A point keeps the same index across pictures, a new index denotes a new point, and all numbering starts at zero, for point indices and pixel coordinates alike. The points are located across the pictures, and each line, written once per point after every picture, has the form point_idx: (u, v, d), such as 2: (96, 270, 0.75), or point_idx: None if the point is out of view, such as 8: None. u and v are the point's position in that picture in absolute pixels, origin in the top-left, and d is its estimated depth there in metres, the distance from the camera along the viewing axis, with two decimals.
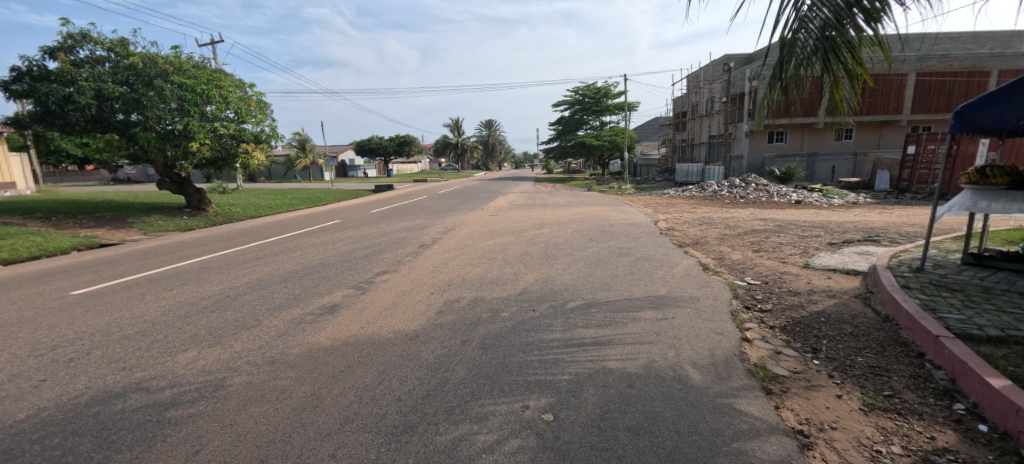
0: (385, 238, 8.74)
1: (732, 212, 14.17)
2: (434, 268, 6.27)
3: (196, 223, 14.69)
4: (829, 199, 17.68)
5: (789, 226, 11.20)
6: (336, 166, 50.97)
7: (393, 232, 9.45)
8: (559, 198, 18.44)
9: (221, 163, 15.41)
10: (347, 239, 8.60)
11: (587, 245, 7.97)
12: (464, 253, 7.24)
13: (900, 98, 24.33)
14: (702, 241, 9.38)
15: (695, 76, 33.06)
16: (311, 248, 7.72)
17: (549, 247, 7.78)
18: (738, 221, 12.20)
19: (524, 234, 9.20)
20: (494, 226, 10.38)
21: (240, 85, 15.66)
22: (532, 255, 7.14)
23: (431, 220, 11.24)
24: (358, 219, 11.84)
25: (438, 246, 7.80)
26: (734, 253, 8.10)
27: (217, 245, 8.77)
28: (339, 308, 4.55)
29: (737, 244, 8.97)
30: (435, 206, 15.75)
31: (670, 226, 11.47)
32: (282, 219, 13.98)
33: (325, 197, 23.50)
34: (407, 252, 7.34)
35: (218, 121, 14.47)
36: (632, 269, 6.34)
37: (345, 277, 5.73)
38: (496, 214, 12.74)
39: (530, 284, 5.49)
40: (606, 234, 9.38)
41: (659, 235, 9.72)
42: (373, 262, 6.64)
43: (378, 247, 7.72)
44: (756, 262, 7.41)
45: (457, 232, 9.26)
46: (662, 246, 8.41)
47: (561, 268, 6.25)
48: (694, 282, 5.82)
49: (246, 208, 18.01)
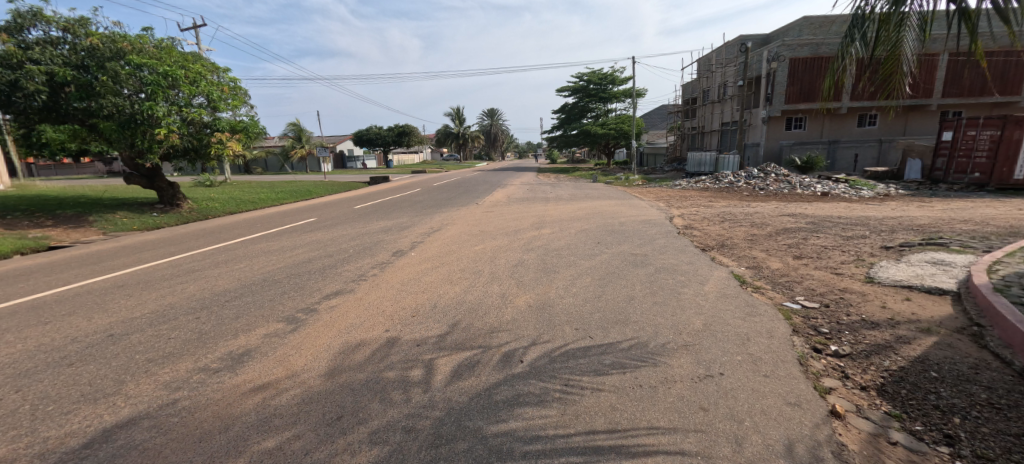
0: (356, 242, 7.43)
1: (755, 207, 12.75)
2: (402, 286, 4.94)
3: (165, 220, 13.49)
4: (858, 191, 16.15)
5: (825, 224, 9.76)
6: (336, 157, 49.89)
7: (368, 234, 8.13)
8: (563, 191, 17.01)
9: (194, 154, 14.13)
10: (311, 244, 7.32)
11: (593, 252, 6.63)
12: (444, 263, 5.95)
13: (931, 80, 22.48)
14: (729, 243, 8.00)
15: (707, 59, 31.29)
16: (262, 257, 6.45)
17: (548, 254, 6.47)
18: (765, 217, 10.79)
19: (520, 236, 7.88)
20: (487, 225, 9.07)
21: (213, 70, 14.34)
22: (526, 265, 5.82)
23: (416, 218, 9.92)
24: (336, 218, 10.57)
25: (416, 254, 6.49)
26: (771, 261, 6.70)
27: (161, 250, 7.52)
28: (248, 359, 3.23)
29: (772, 247, 7.57)
30: (426, 200, 14.42)
31: (688, 224, 10.08)
32: (255, 217, 12.73)
33: (316, 191, 22.20)
34: (376, 262, 6.03)
35: (189, 108, 13.12)
36: (651, 286, 4.99)
37: (280, 302, 4.43)
38: (491, 210, 11.40)
39: (521, 312, 4.17)
40: (616, 235, 8.01)
41: (678, 236, 8.35)
42: (328, 277, 5.34)
43: (342, 256, 6.43)
44: (802, 273, 6.05)
45: (442, 235, 7.93)
46: (682, 250, 7.07)
47: (562, 286, 4.94)
48: (736, 306, 4.48)
49: (225, 204, 16.74)
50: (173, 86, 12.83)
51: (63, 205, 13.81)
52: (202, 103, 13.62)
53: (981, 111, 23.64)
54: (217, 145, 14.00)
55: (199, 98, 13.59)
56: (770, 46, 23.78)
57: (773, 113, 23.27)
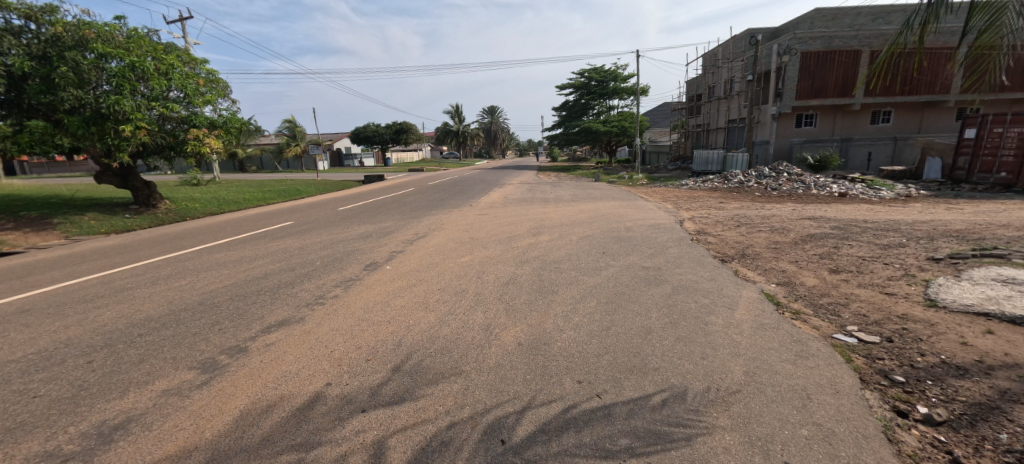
0: (326, 251, 6.51)
1: (770, 209, 11.86)
2: (367, 312, 4.04)
3: (138, 223, 12.57)
4: (878, 191, 15.20)
5: (852, 230, 8.87)
6: (332, 155, 49.02)
7: (344, 241, 7.24)
8: (564, 191, 16.14)
9: (170, 151, 13.23)
10: (275, 253, 6.41)
11: (598, 265, 5.71)
12: (422, 279, 5.04)
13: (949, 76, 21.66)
14: (751, 252, 7.08)
15: (712, 54, 30.30)
16: (211, 271, 5.52)
17: (545, 268, 5.55)
18: (784, 221, 9.88)
19: (515, 244, 6.97)
20: (479, 230, 8.15)
21: (187, 61, 13.36)
22: (518, 283, 4.91)
23: (403, 223, 9.04)
24: (316, 221, 9.69)
25: (392, 268, 5.56)
26: (805, 275, 5.78)
27: (106, 260, 6.62)
28: (125, 436, 2.32)
29: (801, 258, 6.65)
30: (418, 201, 13.54)
31: (701, 229, 9.18)
32: (234, 219, 11.86)
33: (307, 190, 21.29)
34: (342, 278, 5.13)
35: (160, 102, 12.21)
36: (670, 313, 4.06)
37: (204, 338, 3.50)
38: (486, 213, 10.51)
39: (507, 353, 3.24)
40: (623, 243, 7.11)
41: (693, 244, 7.45)
42: (278, 299, 4.42)
43: (304, 270, 5.51)
44: (846, 292, 5.11)
45: (427, 243, 7.05)
46: (700, 262, 6.15)
47: (561, 313, 4.01)
48: (780, 342, 3.56)
49: (207, 204, 15.86)
50: (141, 78, 11.88)
51: (29, 205, 12.90)
52: (175, 96, 12.71)
53: (999, 108, 22.77)
54: (194, 141, 13.09)
55: (172, 91, 12.70)
56: (780, 39, 22.82)
57: (784, 109, 22.30)
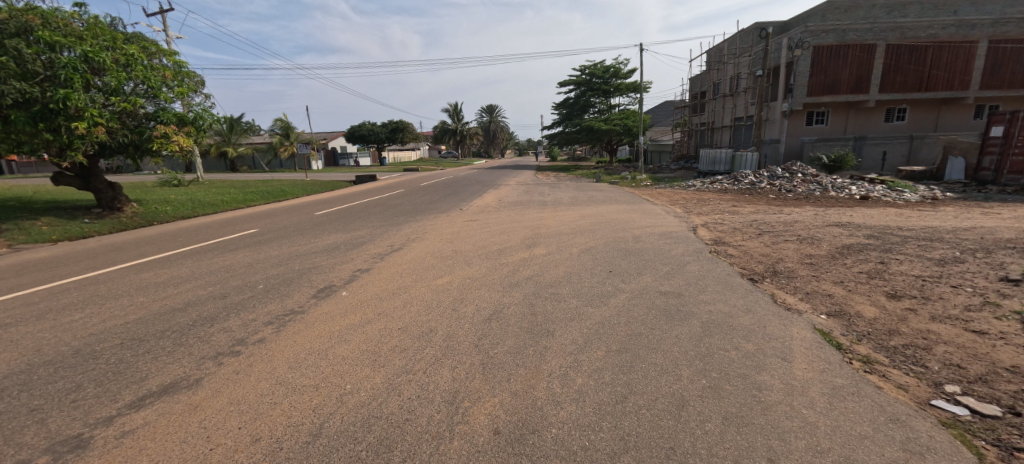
0: (276, 270, 5.41)
1: (790, 213, 10.80)
2: (294, 368, 2.97)
3: (97, 228, 11.45)
4: (901, 193, 14.17)
5: (891, 239, 7.81)
6: (326, 154, 47.95)
7: (306, 255, 6.18)
8: (564, 193, 15.07)
9: (134, 150, 12.13)
10: (214, 273, 5.30)
11: (606, 290, 4.61)
12: (382, 312, 3.96)
13: (968, 70, 20.71)
14: (784, 269, 5.98)
15: (717, 50, 29.22)
16: (122, 301, 4.42)
17: (539, 294, 4.45)
18: (810, 229, 8.81)
19: (504, 259, 5.87)
20: (464, 241, 7.04)
21: (154, 53, 12.26)
22: (503, 318, 3.82)
23: (379, 231, 7.94)
24: (286, 228, 8.65)
25: (349, 295, 4.45)
26: (860, 303, 4.71)
27: (15, 280, 5.52)
28: None
29: (846, 276, 5.59)
30: (405, 204, 12.48)
31: (718, 238, 8.10)
32: (203, 223, 10.84)
33: (292, 190, 20.24)
34: (281, 310, 4.04)
35: (120, 96, 11.10)
36: (706, 370, 2.97)
37: (41, 421, 2.42)
38: (475, 218, 9.43)
39: (474, 453, 2.14)
40: (632, 258, 6.04)
41: (713, 258, 6.37)
42: (181, 346, 3.33)
43: (237, 298, 4.40)
44: (921, 328, 4.03)
45: (401, 257, 5.98)
46: (728, 284, 5.06)
47: (557, 372, 2.91)
48: (874, 424, 2.46)
49: (180, 206, 14.80)
50: (97, 70, 10.75)
51: None
52: (138, 89, 11.60)
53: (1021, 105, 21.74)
54: (161, 139, 11.98)
55: (134, 85, 11.56)
56: (791, 33, 21.75)
57: (795, 106, 21.23)
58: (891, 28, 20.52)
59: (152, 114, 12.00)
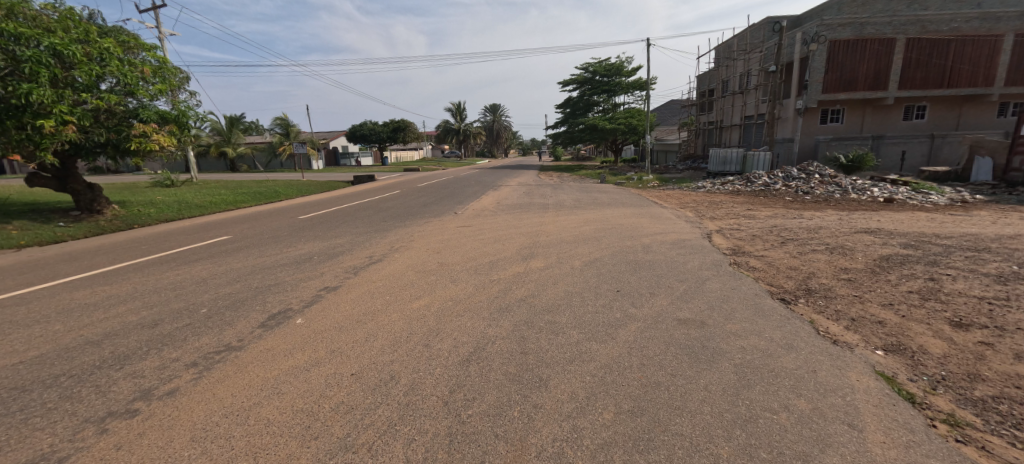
0: (231, 288, 4.67)
1: (812, 218, 9.98)
2: (198, 441, 2.22)
3: (70, 233, 10.76)
4: (927, 196, 13.27)
5: (931, 250, 6.98)
6: (326, 154, 47.40)
7: (271, 268, 5.45)
8: (567, 195, 14.28)
9: (113, 150, 11.46)
10: (157, 293, 4.55)
11: (613, 318, 3.83)
12: (337, 349, 3.21)
13: (993, 65, 19.74)
14: (819, 288, 5.18)
15: (727, 46, 28.31)
16: (33, 330, 3.68)
17: (532, 323, 3.68)
18: (837, 237, 7.98)
19: (495, 275, 5.09)
20: (453, 251, 6.29)
21: (133, 47, 11.59)
22: (484, 359, 3.05)
23: (361, 239, 7.18)
24: (263, 234, 7.94)
25: (304, 323, 3.70)
26: (919, 335, 3.91)
27: None
28: None
29: (893, 297, 4.79)
30: (398, 207, 11.73)
31: (736, 247, 7.29)
32: (180, 227, 10.15)
33: (286, 191, 19.59)
34: (214, 345, 3.30)
35: (94, 92, 10.43)
36: (752, 448, 2.19)
37: None
38: (469, 224, 8.66)
39: None
40: (643, 273, 5.27)
41: (735, 272, 5.58)
42: (65, 403, 2.58)
43: (169, 327, 3.65)
44: (1008, 372, 3.23)
45: (379, 272, 5.24)
46: (758, 308, 4.27)
47: (548, 452, 2.14)
48: None
49: (165, 208, 14.14)
50: (68, 65, 10.06)
51: None
52: (114, 85, 10.93)
53: None
54: (140, 138, 11.26)
55: (110, 81, 10.87)
56: (805, 27, 20.84)
57: (810, 103, 20.32)
58: (911, 22, 19.58)
59: (131, 111, 11.31)
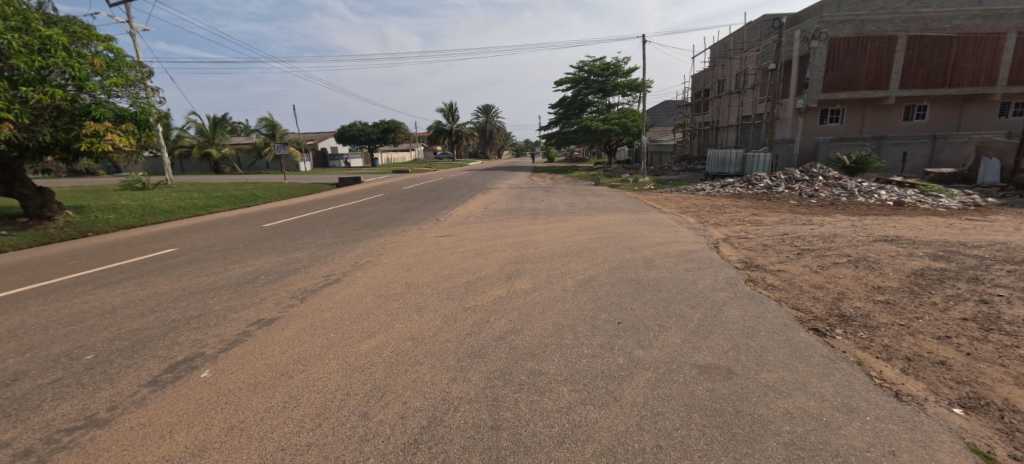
0: (141, 322, 3.75)
1: (823, 225, 9.23)
2: None
3: (10, 241, 9.71)
4: (938, 199, 12.60)
5: (966, 263, 6.22)
6: (315, 155, 46.25)
7: (205, 291, 4.55)
8: (560, 199, 13.42)
9: (63, 150, 10.41)
10: (44, 330, 3.63)
11: (614, 366, 2.97)
12: (235, 426, 2.31)
13: (995, 64, 19.26)
14: (856, 313, 4.37)
15: (723, 45, 27.70)
16: None
17: (510, 378, 2.80)
18: (857, 247, 7.21)
19: (471, 301, 4.22)
20: (426, 268, 5.41)
21: (83, 38, 10.54)
22: (439, 443, 2.18)
23: (323, 252, 6.27)
24: (216, 245, 7.02)
25: (211, 378, 2.81)
26: (1001, 383, 3.09)
27: None
28: None
29: (948, 328, 3.98)
30: (376, 212, 10.82)
31: (748, 259, 6.49)
32: (131, 236, 9.15)
33: (265, 194, 18.57)
34: (68, 421, 2.39)
35: (36, 86, 9.40)
36: None
37: None
38: (450, 233, 7.78)
39: None
40: (649, 296, 4.44)
41: (754, 294, 4.77)
42: None
43: (26, 386, 2.74)
44: None
45: (331, 297, 4.35)
46: (793, 347, 3.43)
47: None
48: None
49: (127, 213, 13.09)
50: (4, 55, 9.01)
51: None
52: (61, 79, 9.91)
53: None
54: (92, 138, 10.23)
55: (54, 74, 9.81)
56: (804, 25, 20.28)
57: (810, 102, 19.71)
58: (912, 19, 19.04)
59: (83, 108, 10.29)
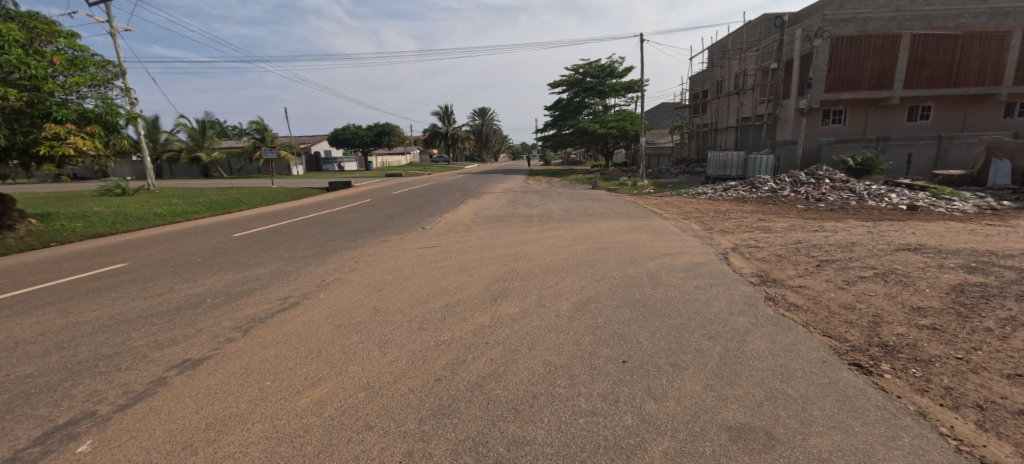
0: (37, 365, 3.04)
1: (836, 231, 8.63)
2: None
3: None
4: (951, 202, 12.02)
5: (1003, 275, 5.60)
6: (307, 159, 45.52)
7: (136, 320, 3.85)
8: (555, 204, 12.78)
9: (21, 154, 9.69)
10: None
11: (620, 431, 2.29)
12: None
13: (1001, 63, 18.78)
14: (898, 343, 3.72)
15: (722, 45, 27.19)
16: None
17: (484, 453, 2.12)
18: (880, 257, 6.58)
19: (446, 333, 3.53)
20: (399, 288, 4.73)
21: (41, 34, 9.78)
22: None
23: (288, 269, 5.57)
24: (172, 259, 6.31)
25: (88, 454, 2.12)
26: None
27: None
28: None
29: (1014, 362, 3.32)
30: (359, 219, 10.15)
31: (763, 272, 5.84)
32: (89, 248, 8.44)
33: (249, 199, 17.83)
34: None
35: None
36: None
37: None
38: (435, 244, 7.10)
39: None
40: (658, 323, 3.77)
41: (778, 318, 4.11)
42: None
43: None
44: None
45: (280, 328, 3.64)
46: (841, 395, 2.77)
47: None
48: None
49: (97, 221, 12.35)
50: None
51: None
52: (16, 78, 9.15)
53: None
54: (53, 141, 9.52)
55: (9, 72, 9.05)
56: (805, 23, 19.79)
57: (812, 103, 19.17)
58: (916, 17, 18.56)
59: (43, 109, 9.57)
